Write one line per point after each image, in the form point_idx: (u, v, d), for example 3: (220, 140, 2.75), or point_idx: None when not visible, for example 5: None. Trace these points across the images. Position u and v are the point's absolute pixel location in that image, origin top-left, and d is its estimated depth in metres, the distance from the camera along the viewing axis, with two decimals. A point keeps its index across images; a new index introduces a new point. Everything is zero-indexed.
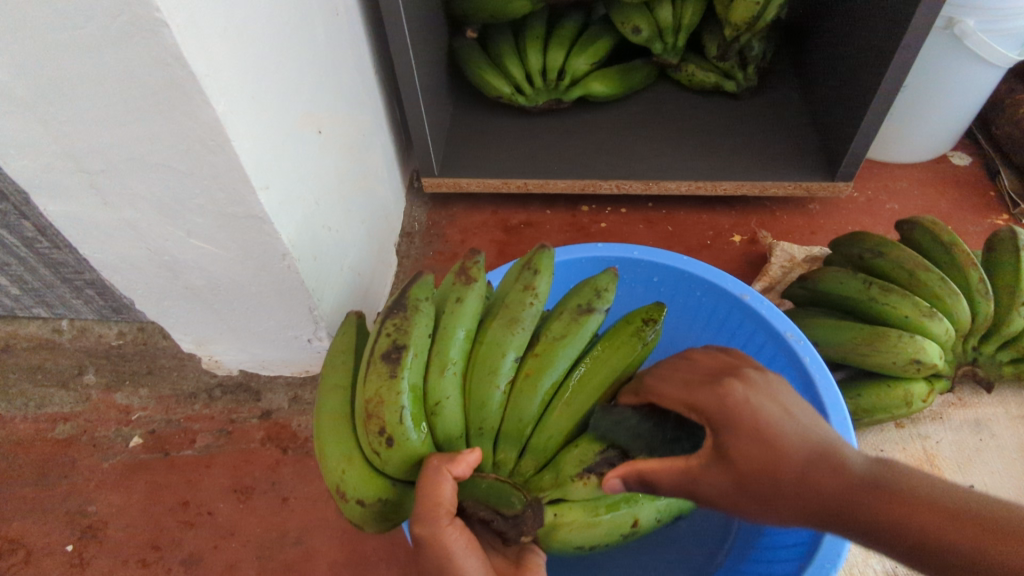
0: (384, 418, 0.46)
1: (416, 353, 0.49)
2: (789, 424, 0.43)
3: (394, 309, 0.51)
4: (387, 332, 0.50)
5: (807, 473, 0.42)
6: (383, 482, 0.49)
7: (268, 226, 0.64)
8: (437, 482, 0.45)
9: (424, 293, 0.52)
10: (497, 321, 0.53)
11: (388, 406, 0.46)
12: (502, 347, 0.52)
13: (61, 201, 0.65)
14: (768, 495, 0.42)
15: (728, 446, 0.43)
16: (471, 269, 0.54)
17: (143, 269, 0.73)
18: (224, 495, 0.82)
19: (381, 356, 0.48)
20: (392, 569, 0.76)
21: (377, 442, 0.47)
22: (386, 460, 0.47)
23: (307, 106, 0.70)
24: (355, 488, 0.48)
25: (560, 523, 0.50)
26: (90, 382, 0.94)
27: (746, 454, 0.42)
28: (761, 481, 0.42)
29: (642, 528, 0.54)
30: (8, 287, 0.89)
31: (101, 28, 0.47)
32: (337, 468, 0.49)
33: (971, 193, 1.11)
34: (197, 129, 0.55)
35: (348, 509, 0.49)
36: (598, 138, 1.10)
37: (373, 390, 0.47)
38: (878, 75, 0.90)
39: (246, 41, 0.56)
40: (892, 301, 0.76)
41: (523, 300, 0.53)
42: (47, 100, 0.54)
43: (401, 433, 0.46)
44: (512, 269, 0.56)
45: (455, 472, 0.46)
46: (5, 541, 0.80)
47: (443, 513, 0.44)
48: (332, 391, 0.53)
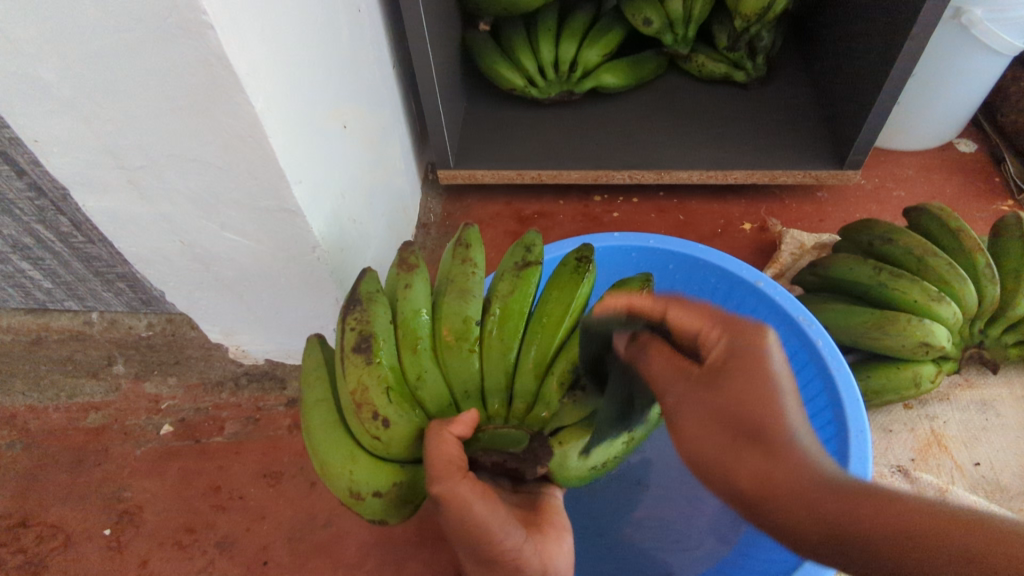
0: (373, 403, 0.49)
1: (384, 338, 0.52)
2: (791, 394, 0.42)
3: (352, 307, 0.54)
4: (352, 327, 0.52)
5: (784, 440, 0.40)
6: (391, 469, 0.51)
7: (301, 219, 0.66)
8: (441, 440, 0.48)
9: (374, 287, 0.55)
10: (449, 294, 0.56)
11: (374, 390, 0.49)
12: (464, 314, 0.54)
13: (100, 195, 0.67)
14: (741, 438, 0.41)
15: (721, 384, 0.42)
16: (409, 258, 0.58)
17: (176, 261, 0.76)
18: (253, 479, 0.85)
19: (352, 350, 0.51)
20: (421, 547, 0.79)
21: (375, 427, 0.49)
22: (388, 442, 0.50)
23: (334, 102, 0.72)
24: (366, 482, 0.50)
25: (567, 450, 0.51)
26: (119, 372, 0.96)
27: (739, 393, 0.42)
28: (740, 427, 0.41)
29: (637, 433, 0.56)
30: (41, 281, 0.92)
31: (150, 30, 0.49)
32: (342, 471, 0.50)
33: (977, 179, 1.13)
34: (236, 126, 0.57)
35: (363, 506, 0.50)
36: (610, 129, 1.12)
37: (355, 380, 0.49)
38: (886, 64, 0.91)
39: (279, 40, 0.58)
40: (901, 285, 0.78)
41: (466, 272, 0.56)
42: (93, 100, 0.56)
43: (392, 411, 0.49)
44: (445, 252, 0.59)
45: (455, 432, 0.49)
46: (45, 525, 0.83)
47: (454, 470, 0.46)
48: (316, 405, 0.53)
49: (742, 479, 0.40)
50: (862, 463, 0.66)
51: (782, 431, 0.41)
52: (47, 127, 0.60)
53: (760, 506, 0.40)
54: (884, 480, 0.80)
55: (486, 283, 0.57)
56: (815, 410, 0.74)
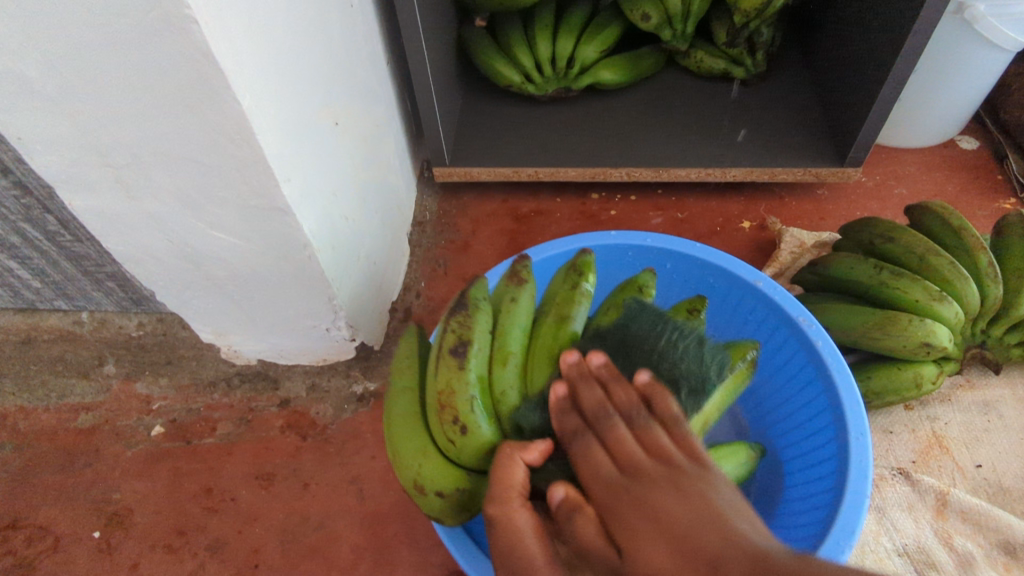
0: (457, 408, 0.49)
1: (481, 346, 0.52)
2: (698, 513, 0.40)
3: (456, 309, 0.53)
4: (452, 328, 0.51)
5: (714, 566, 0.36)
6: (456, 473, 0.51)
7: (291, 218, 0.65)
8: (510, 465, 0.46)
9: (482, 293, 0.55)
10: (551, 318, 0.56)
11: (460, 395, 0.49)
12: (558, 339, 0.54)
13: (86, 193, 0.66)
14: None
15: (631, 551, 0.39)
16: (520, 271, 0.56)
17: (165, 260, 0.75)
18: (246, 481, 0.84)
19: (448, 351, 0.51)
20: (415, 551, 0.78)
21: (452, 431, 0.49)
22: (460, 448, 0.50)
23: (325, 99, 0.71)
24: (432, 479, 0.51)
25: None
26: (110, 372, 0.95)
27: (652, 560, 0.38)
28: None
29: None
30: (30, 280, 0.91)
31: (130, 24, 0.48)
32: (412, 462, 0.51)
33: (980, 177, 1.12)
34: (223, 124, 0.56)
35: (426, 501, 0.51)
36: (608, 126, 1.11)
37: (444, 381, 0.50)
38: (887, 60, 0.90)
39: (267, 34, 0.57)
40: (902, 285, 0.77)
41: (574, 299, 0.57)
42: (73, 95, 0.55)
43: (472, 421, 0.49)
44: (560, 271, 0.60)
45: (527, 458, 0.47)
46: (35, 528, 0.82)
47: (513, 495, 0.46)
48: (402, 391, 0.55)
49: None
50: (862, 467, 0.65)
51: (713, 558, 0.37)
52: (32, 124, 0.58)
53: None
54: (884, 481, 0.78)
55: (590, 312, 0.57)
56: (817, 425, 0.72)
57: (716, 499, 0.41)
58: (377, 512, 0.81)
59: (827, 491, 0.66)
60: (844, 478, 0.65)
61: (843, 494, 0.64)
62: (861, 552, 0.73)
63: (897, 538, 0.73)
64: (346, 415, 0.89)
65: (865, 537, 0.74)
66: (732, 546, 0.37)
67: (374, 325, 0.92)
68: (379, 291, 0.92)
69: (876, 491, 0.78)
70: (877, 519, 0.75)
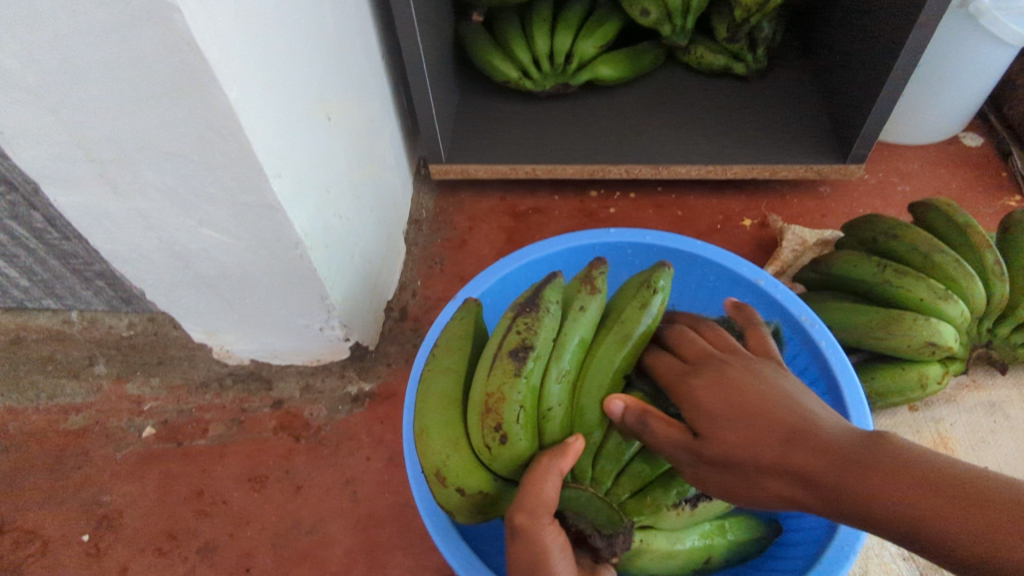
0: (501, 415, 0.48)
1: (539, 357, 0.49)
2: (773, 399, 0.45)
3: (526, 306, 0.50)
4: (517, 329, 0.49)
5: (784, 450, 0.42)
6: (483, 475, 0.50)
7: (281, 214, 0.64)
8: (541, 482, 0.46)
9: (555, 294, 0.51)
10: (612, 335, 0.53)
11: (509, 405, 0.47)
12: (614, 365, 0.52)
13: (70, 189, 0.65)
14: (742, 468, 0.43)
15: (703, 431, 0.45)
16: (596, 278, 0.53)
17: (153, 258, 0.73)
18: (237, 484, 0.82)
19: (508, 352, 0.48)
20: (410, 556, 0.76)
21: (490, 437, 0.48)
22: (494, 455, 0.49)
23: (317, 92, 0.69)
24: (457, 475, 0.49)
25: (644, 550, 0.52)
26: (101, 373, 0.94)
27: (727, 442, 0.44)
28: (731, 460, 0.44)
29: (709, 564, 0.57)
30: (17, 278, 0.90)
31: (109, 13, 0.46)
32: (440, 451, 0.50)
33: (983, 174, 1.10)
34: (208, 117, 0.54)
35: (444, 494, 0.50)
36: (606, 122, 1.10)
37: (496, 385, 0.48)
38: (891, 54, 0.88)
39: (255, 24, 0.55)
40: (907, 283, 0.75)
41: (639, 317, 0.53)
42: (55, 87, 0.53)
43: (515, 433, 0.48)
44: (632, 282, 0.56)
45: (561, 469, 0.47)
46: (22, 531, 0.81)
47: (541, 512, 0.45)
48: (440, 375, 0.54)
49: (774, 499, 0.43)
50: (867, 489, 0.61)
51: (786, 437, 0.42)
52: (13, 118, 0.57)
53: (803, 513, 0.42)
54: None
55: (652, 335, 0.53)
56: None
57: (787, 388, 0.46)
58: (371, 515, 0.79)
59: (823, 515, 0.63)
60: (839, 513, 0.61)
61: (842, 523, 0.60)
62: (864, 556, 0.72)
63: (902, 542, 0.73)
64: (340, 416, 0.87)
65: (869, 541, 0.73)
66: (805, 428, 0.42)
67: (370, 327, 0.91)
68: (374, 291, 0.90)
69: None
70: None
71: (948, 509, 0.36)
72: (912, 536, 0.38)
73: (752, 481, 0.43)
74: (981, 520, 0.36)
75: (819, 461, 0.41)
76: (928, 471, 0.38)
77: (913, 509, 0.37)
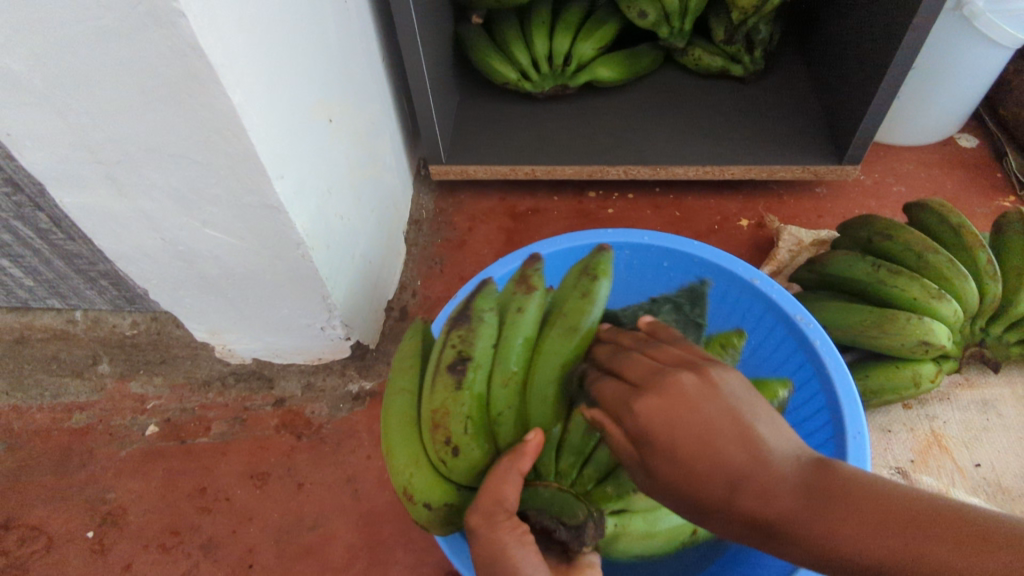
0: (449, 428, 0.48)
1: (480, 364, 0.50)
2: (721, 431, 0.39)
3: (459, 320, 0.52)
4: (452, 343, 0.51)
5: (733, 496, 0.38)
6: (447, 488, 0.50)
7: (284, 215, 0.65)
8: (501, 483, 0.47)
9: (487, 302, 0.53)
10: (557, 328, 0.52)
11: (454, 417, 0.48)
12: (562, 357, 0.51)
13: (76, 190, 0.66)
14: (688, 510, 0.40)
15: (653, 469, 0.40)
16: (531, 276, 0.54)
17: (158, 258, 0.74)
18: (240, 481, 0.84)
19: (446, 367, 0.50)
20: (411, 552, 0.77)
21: (443, 452, 0.49)
22: (452, 468, 0.49)
23: (318, 94, 0.70)
24: (421, 491, 0.50)
25: (621, 534, 0.54)
26: (104, 371, 0.95)
27: (674, 483, 0.39)
28: (678, 502, 0.40)
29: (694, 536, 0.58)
30: (22, 278, 0.91)
31: (117, 18, 0.48)
32: (403, 469, 0.50)
33: (978, 175, 1.11)
34: (212, 117, 0.55)
35: (414, 510, 0.51)
36: (605, 123, 1.11)
37: (439, 401, 0.49)
38: (886, 56, 0.89)
39: (259, 29, 0.57)
40: (901, 283, 0.76)
41: (582, 307, 0.53)
42: (62, 90, 0.54)
43: (466, 444, 0.49)
44: (573, 272, 0.56)
45: (519, 469, 0.47)
46: (27, 528, 0.81)
47: (501, 512, 0.46)
48: (398, 394, 0.53)
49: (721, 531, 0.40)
50: None
51: (733, 482, 0.38)
52: (21, 121, 0.58)
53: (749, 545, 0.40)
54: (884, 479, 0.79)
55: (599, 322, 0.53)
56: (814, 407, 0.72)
57: (742, 406, 0.40)
58: (372, 511, 0.80)
59: None
60: None
61: None
62: None
63: None
64: (341, 414, 0.88)
65: None
66: (758, 467, 0.38)
67: (371, 325, 0.91)
68: (374, 290, 0.91)
69: None
70: None
71: (899, 554, 0.35)
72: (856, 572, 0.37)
73: (703, 517, 0.40)
74: (933, 563, 0.34)
75: (773, 507, 0.38)
76: (876, 509, 0.36)
77: (864, 557, 0.36)
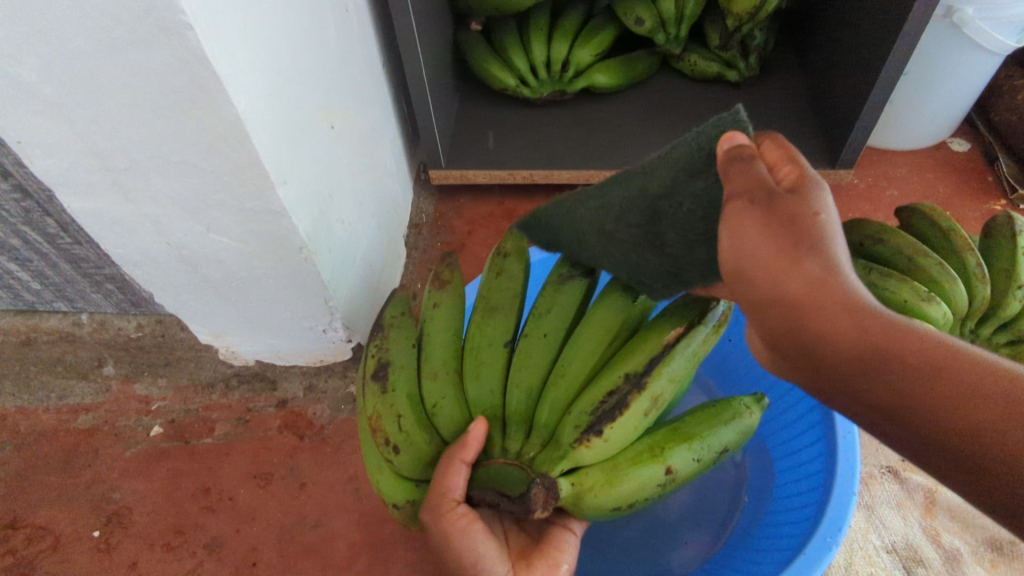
0: (386, 430, 0.54)
1: (401, 365, 0.58)
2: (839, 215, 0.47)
3: (375, 333, 0.61)
4: (372, 353, 0.59)
5: (838, 253, 0.45)
6: (408, 485, 0.55)
7: (287, 220, 0.66)
8: (448, 475, 0.50)
9: (397, 311, 0.62)
10: (479, 312, 0.61)
11: (386, 418, 0.55)
12: (489, 334, 0.59)
13: (85, 196, 0.67)
14: (799, 246, 0.44)
15: (793, 201, 0.45)
16: (442, 273, 0.62)
17: (163, 263, 0.76)
18: (243, 481, 0.85)
19: (371, 376, 0.58)
20: (411, 550, 0.79)
21: (387, 450, 0.54)
22: (402, 464, 0.54)
23: (321, 102, 0.72)
24: (388, 492, 0.55)
25: (580, 491, 0.52)
26: (109, 373, 0.96)
27: (809, 216, 0.44)
28: (797, 234, 0.44)
29: (678, 479, 0.53)
30: (29, 282, 0.92)
31: (128, 30, 0.49)
32: (371, 475, 0.57)
33: (970, 178, 1.13)
34: (218, 127, 0.57)
35: (389, 511, 0.56)
36: (603, 128, 1.12)
37: (373, 408, 0.56)
38: (877, 63, 0.91)
39: (263, 38, 0.58)
40: (891, 287, 0.77)
41: (499, 282, 0.61)
42: (72, 100, 0.56)
43: (404, 440, 0.54)
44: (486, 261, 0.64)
45: (464, 459, 0.51)
46: (34, 527, 0.83)
47: (448, 501, 0.50)
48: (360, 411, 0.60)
49: (795, 289, 0.44)
50: (843, 488, 0.63)
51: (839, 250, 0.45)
52: (33, 128, 0.59)
53: (816, 321, 0.44)
54: (874, 481, 0.81)
55: (515, 296, 0.61)
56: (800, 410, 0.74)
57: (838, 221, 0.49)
58: (373, 510, 0.82)
59: (802, 521, 0.64)
60: (815, 528, 0.62)
61: (816, 528, 0.62)
62: (849, 548, 0.75)
63: (885, 535, 0.76)
64: (343, 415, 0.90)
65: (854, 534, 0.76)
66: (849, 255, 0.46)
67: (370, 327, 0.92)
68: (375, 293, 0.93)
69: (866, 489, 0.80)
70: (866, 517, 0.78)
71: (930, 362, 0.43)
72: (893, 390, 0.44)
73: (796, 264, 0.43)
74: (954, 378, 0.43)
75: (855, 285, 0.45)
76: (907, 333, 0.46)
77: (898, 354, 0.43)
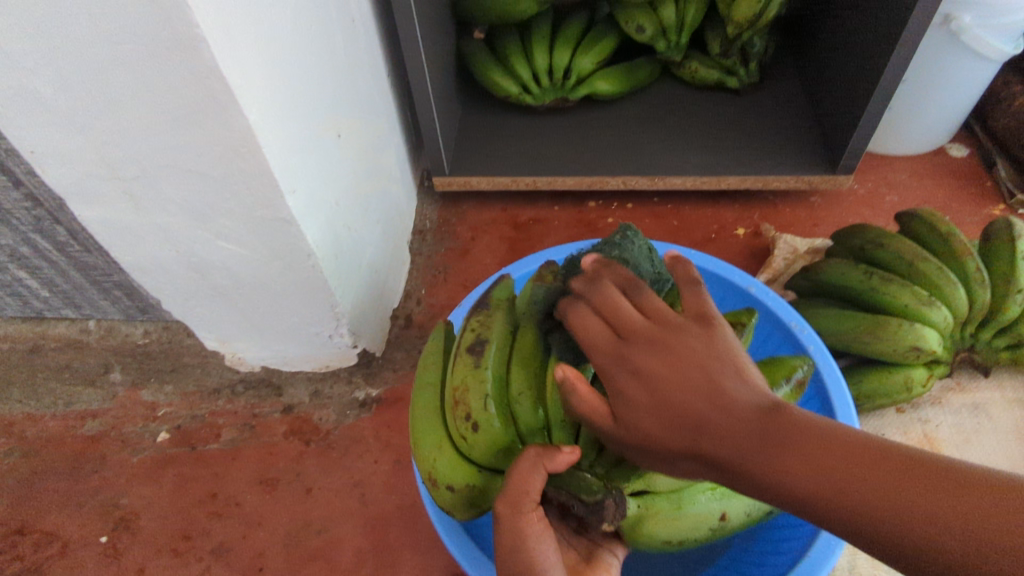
0: (468, 404, 0.51)
1: (496, 346, 0.54)
2: (678, 377, 0.40)
3: (479, 308, 0.57)
4: (472, 327, 0.55)
5: (698, 430, 0.40)
6: (469, 469, 0.52)
7: (295, 227, 0.67)
8: (529, 475, 0.47)
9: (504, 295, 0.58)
10: None
11: (472, 393, 0.51)
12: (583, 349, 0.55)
13: (94, 205, 0.68)
14: (660, 454, 0.41)
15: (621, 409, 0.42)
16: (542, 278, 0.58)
17: (172, 270, 0.76)
18: (250, 486, 0.85)
19: (466, 349, 0.54)
20: (417, 555, 0.79)
21: (464, 427, 0.51)
22: (472, 444, 0.51)
23: (328, 112, 0.73)
24: (445, 472, 0.52)
25: (644, 514, 0.52)
26: (116, 380, 0.97)
27: (646, 427, 0.41)
28: (649, 446, 0.41)
29: (730, 525, 0.53)
30: (38, 290, 0.94)
31: (141, 44, 0.50)
32: (429, 455, 0.53)
33: (968, 183, 1.14)
34: (229, 137, 0.58)
35: (438, 494, 0.53)
36: (604, 135, 1.13)
37: (459, 378, 0.52)
38: (876, 70, 0.92)
39: (273, 49, 0.59)
40: (892, 289, 0.78)
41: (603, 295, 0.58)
42: (86, 111, 0.57)
43: (484, 421, 0.50)
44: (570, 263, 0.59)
45: (549, 467, 0.47)
46: (41, 533, 0.83)
47: (524, 501, 0.47)
48: (424, 386, 0.57)
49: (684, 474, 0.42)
50: None
51: (696, 424, 0.40)
52: (46, 140, 0.61)
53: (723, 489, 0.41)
54: None
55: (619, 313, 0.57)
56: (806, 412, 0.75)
57: (706, 350, 0.41)
58: (378, 515, 0.82)
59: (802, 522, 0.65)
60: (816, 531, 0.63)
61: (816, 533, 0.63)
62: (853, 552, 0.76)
63: None
64: (349, 420, 0.90)
65: None
66: (716, 408, 0.39)
67: (374, 333, 0.92)
68: (380, 298, 0.93)
69: None
70: None
71: (861, 501, 0.36)
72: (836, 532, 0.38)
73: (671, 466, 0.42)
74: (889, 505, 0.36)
75: (738, 447, 0.39)
76: (835, 451, 0.37)
77: (813, 495, 0.37)
